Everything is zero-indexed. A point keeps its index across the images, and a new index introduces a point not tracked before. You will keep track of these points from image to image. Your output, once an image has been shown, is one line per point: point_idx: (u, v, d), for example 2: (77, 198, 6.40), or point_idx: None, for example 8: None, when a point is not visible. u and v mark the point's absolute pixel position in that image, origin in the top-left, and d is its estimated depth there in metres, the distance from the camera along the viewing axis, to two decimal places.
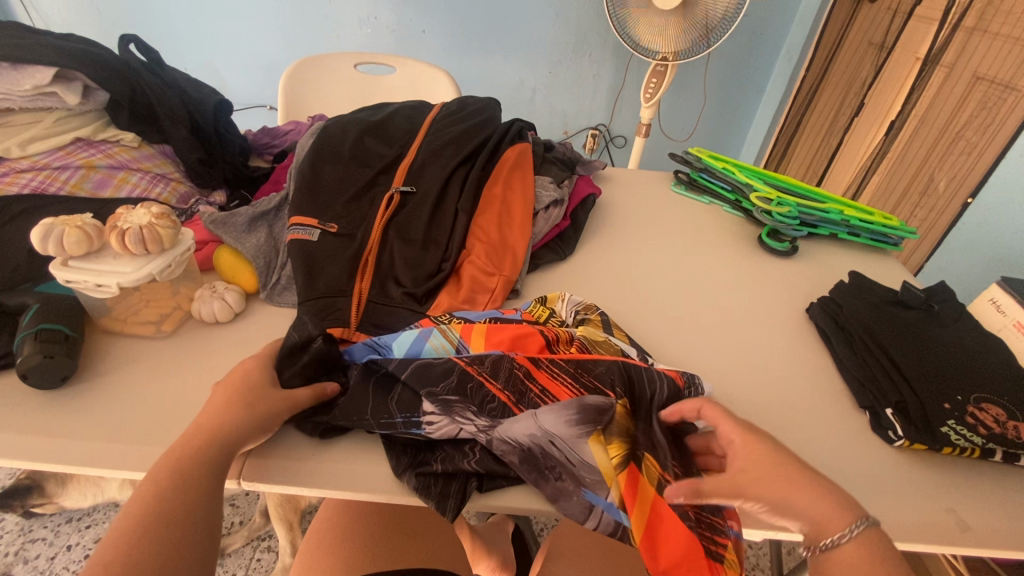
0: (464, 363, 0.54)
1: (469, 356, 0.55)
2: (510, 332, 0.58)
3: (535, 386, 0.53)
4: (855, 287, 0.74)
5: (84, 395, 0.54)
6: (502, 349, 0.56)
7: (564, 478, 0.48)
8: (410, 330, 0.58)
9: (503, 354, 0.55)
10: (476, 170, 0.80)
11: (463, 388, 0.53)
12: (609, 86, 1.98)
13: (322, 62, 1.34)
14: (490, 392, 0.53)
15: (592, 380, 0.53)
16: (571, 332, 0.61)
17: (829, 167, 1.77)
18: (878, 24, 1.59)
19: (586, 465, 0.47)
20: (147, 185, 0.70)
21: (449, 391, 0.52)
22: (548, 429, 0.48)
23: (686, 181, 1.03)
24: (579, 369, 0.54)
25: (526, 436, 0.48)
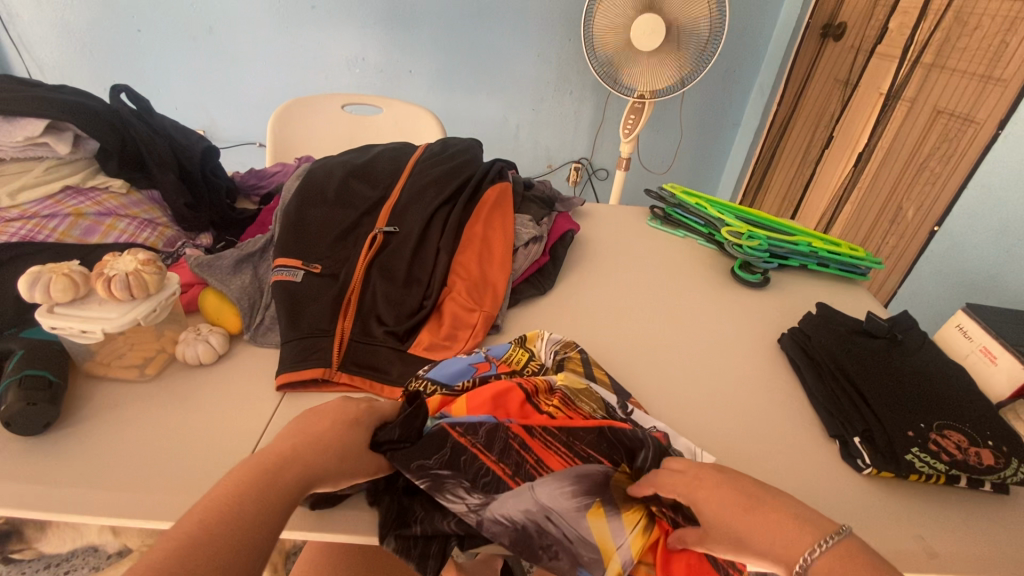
0: (456, 434, 0.53)
1: (461, 425, 0.54)
2: (489, 392, 0.57)
3: (531, 455, 0.53)
4: (825, 317, 0.76)
5: (67, 441, 0.54)
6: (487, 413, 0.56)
7: (561, 557, 0.47)
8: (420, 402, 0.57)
9: (497, 422, 0.54)
10: (458, 209, 0.83)
11: (456, 462, 0.51)
12: (590, 121, 2.04)
13: (311, 103, 1.39)
14: (484, 466, 0.51)
15: (584, 449, 0.54)
16: (551, 383, 0.61)
17: (804, 196, 1.83)
18: (843, 61, 1.68)
19: (583, 543, 0.47)
20: (135, 231, 0.71)
21: (441, 464, 0.51)
22: (545, 504, 0.48)
23: (661, 217, 1.07)
24: (570, 437, 0.55)
25: (520, 513, 0.48)
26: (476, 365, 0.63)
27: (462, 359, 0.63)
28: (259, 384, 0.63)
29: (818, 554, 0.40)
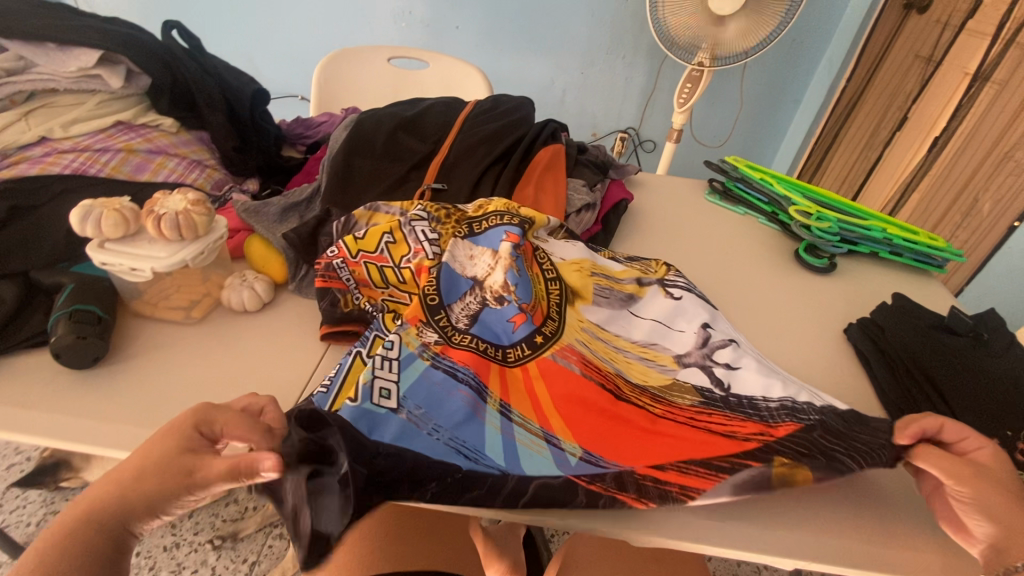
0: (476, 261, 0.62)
1: (489, 337, 0.56)
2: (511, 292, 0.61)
3: (673, 482, 0.45)
4: (904, 308, 0.69)
5: (114, 377, 0.53)
6: (472, 277, 0.60)
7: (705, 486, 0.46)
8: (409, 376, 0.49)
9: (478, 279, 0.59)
10: (509, 169, 0.81)
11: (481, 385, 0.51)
12: (641, 89, 1.95)
13: (358, 55, 1.37)
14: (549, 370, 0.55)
15: (602, 374, 0.56)
16: (572, 343, 0.58)
17: (865, 182, 1.71)
18: (925, 36, 1.53)
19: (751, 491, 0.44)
20: (184, 171, 0.68)
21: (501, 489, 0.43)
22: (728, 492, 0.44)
23: (720, 191, 1.01)
24: (604, 382, 0.54)
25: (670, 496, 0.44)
26: (513, 319, 0.57)
27: (498, 312, 0.57)
28: (301, 335, 0.61)
29: None
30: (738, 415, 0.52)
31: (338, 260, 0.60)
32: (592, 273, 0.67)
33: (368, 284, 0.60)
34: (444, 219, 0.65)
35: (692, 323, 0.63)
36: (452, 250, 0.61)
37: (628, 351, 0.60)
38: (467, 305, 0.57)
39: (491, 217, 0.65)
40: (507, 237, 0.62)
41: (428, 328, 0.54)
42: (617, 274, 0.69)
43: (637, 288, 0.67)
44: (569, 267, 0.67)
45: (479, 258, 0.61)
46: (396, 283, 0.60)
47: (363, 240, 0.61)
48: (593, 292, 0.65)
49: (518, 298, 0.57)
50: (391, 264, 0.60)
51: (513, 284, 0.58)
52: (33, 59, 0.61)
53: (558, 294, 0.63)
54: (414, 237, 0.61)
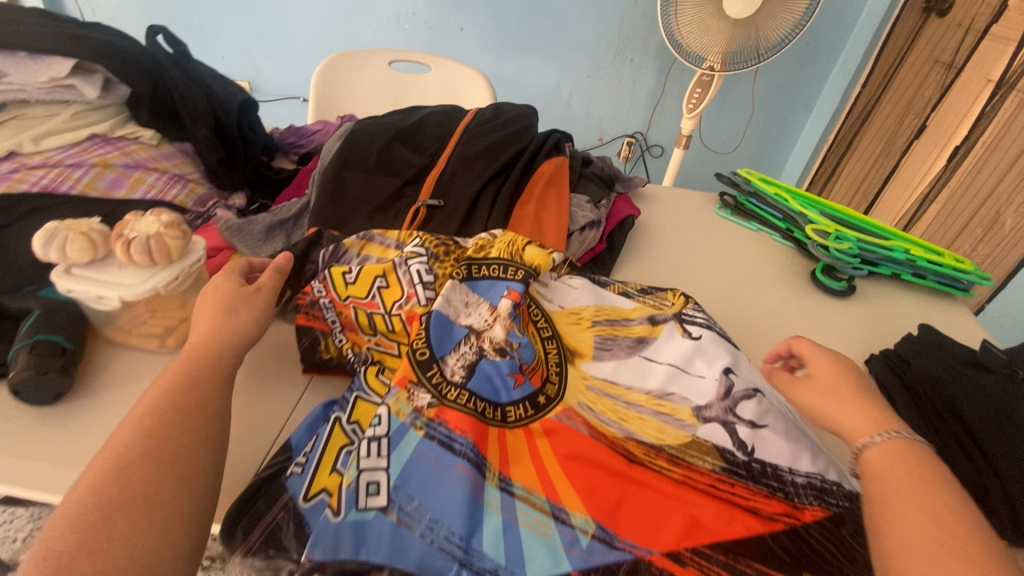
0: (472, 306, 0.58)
1: (486, 397, 0.52)
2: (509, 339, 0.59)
3: None
4: (935, 343, 0.64)
5: (79, 413, 0.50)
6: (467, 326, 0.56)
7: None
8: (403, 454, 0.46)
9: (472, 329, 0.56)
10: (510, 184, 0.77)
11: (479, 456, 0.47)
12: (649, 93, 1.90)
13: (359, 59, 1.33)
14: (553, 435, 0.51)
15: (611, 438, 0.53)
16: (575, 405, 0.55)
17: (880, 192, 1.65)
18: (946, 41, 1.47)
19: None
20: (163, 187, 0.64)
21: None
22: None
23: (732, 206, 0.96)
24: (613, 443, 0.52)
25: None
26: (515, 376, 0.53)
27: (498, 369, 0.53)
28: (283, 366, 0.58)
29: (882, 441, 0.46)
30: (763, 488, 0.50)
31: (325, 299, 0.56)
32: (593, 322, 0.64)
33: (355, 329, 0.56)
34: (441, 261, 0.61)
35: (711, 368, 0.59)
36: (447, 293, 0.57)
37: (642, 405, 0.56)
38: (462, 356, 0.53)
39: (492, 259, 0.62)
40: (509, 293, 0.58)
41: (420, 387, 0.50)
42: (625, 313, 0.65)
43: (649, 329, 0.64)
44: (565, 317, 0.64)
45: (475, 308, 0.58)
46: (384, 331, 0.56)
47: (354, 284, 0.57)
48: (592, 346, 0.62)
49: (520, 358, 0.55)
50: (382, 310, 0.56)
51: (515, 342, 0.55)
52: (2, 68, 0.57)
53: (555, 353, 0.60)
54: (408, 279, 0.57)
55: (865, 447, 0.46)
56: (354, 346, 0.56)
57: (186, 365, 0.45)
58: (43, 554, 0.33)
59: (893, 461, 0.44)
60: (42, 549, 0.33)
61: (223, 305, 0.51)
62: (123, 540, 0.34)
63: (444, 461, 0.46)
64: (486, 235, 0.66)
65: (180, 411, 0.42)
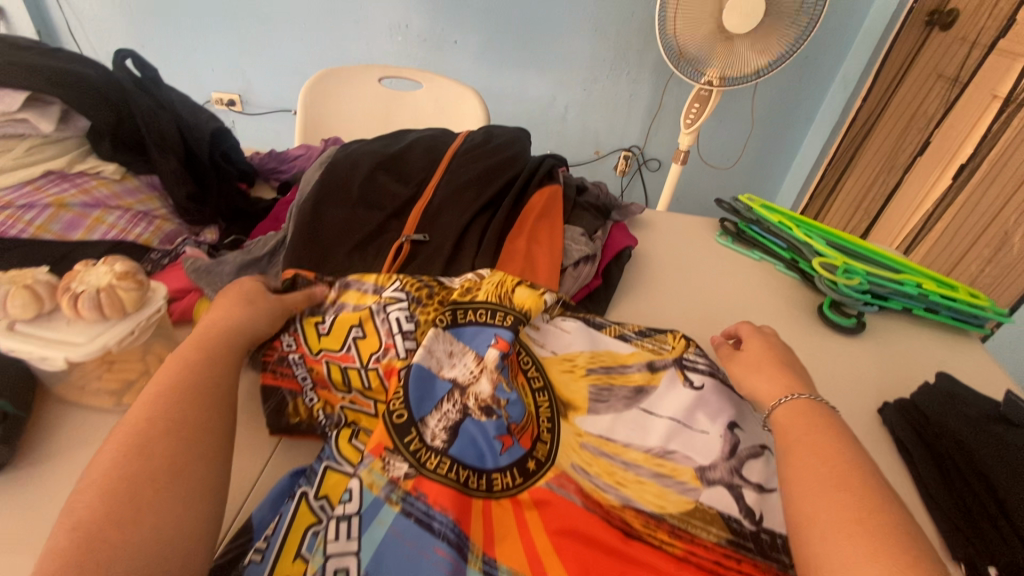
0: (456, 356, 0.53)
1: (470, 464, 0.47)
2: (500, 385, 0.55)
3: None
4: (955, 393, 0.60)
5: (19, 487, 0.45)
6: (450, 380, 0.51)
7: None
8: (377, 532, 0.41)
9: (456, 384, 0.51)
10: (500, 216, 0.73)
11: (460, 537, 0.42)
12: (646, 106, 1.86)
13: (347, 74, 1.29)
14: (545, 507, 0.47)
15: (607, 507, 0.49)
16: (568, 469, 0.50)
17: (883, 208, 1.62)
18: (950, 55, 1.44)
19: None
20: (126, 226, 0.60)
21: None
22: None
23: (733, 233, 0.93)
24: (608, 512, 0.48)
25: None
26: (503, 438, 0.49)
27: (483, 430, 0.49)
28: (251, 425, 0.53)
29: (792, 399, 0.53)
30: (771, 564, 0.46)
31: (297, 355, 0.54)
32: (588, 370, 0.59)
33: (328, 386, 0.53)
34: (425, 306, 0.56)
35: (715, 424, 0.54)
36: (430, 344, 0.52)
37: (641, 466, 0.52)
38: (444, 416, 0.49)
39: (479, 303, 0.57)
40: (497, 342, 0.53)
41: (396, 455, 0.46)
42: (622, 359, 0.61)
43: (648, 377, 0.59)
44: (558, 364, 0.59)
45: (459, 358, 0.53)
46: (360, 389, 0.52)
47: (327, 337, 0.54)
48: (587, 398, 0.57)
49: (507, 416, 0.50)
50: (358, 364, 0.52)
51: (503, 398, 0.51)
52: None
53: (546, 407, 0.55)
54: (385, 329, 0.53)
55: (778, 405, 0.53)
56: (327, 406, 0.52)
57: (199, 347, 0.47)
58: (73, 524, 0.34)
59: (798, 411, 0.51)
60: (72, 519, 0.34)
61: (241, 296, 0.54)
62: (152, 510, 0.35)
63: (421, 543, 0.41)
64: (473, 275, 0.61)
65: (198, 388, 0.44)
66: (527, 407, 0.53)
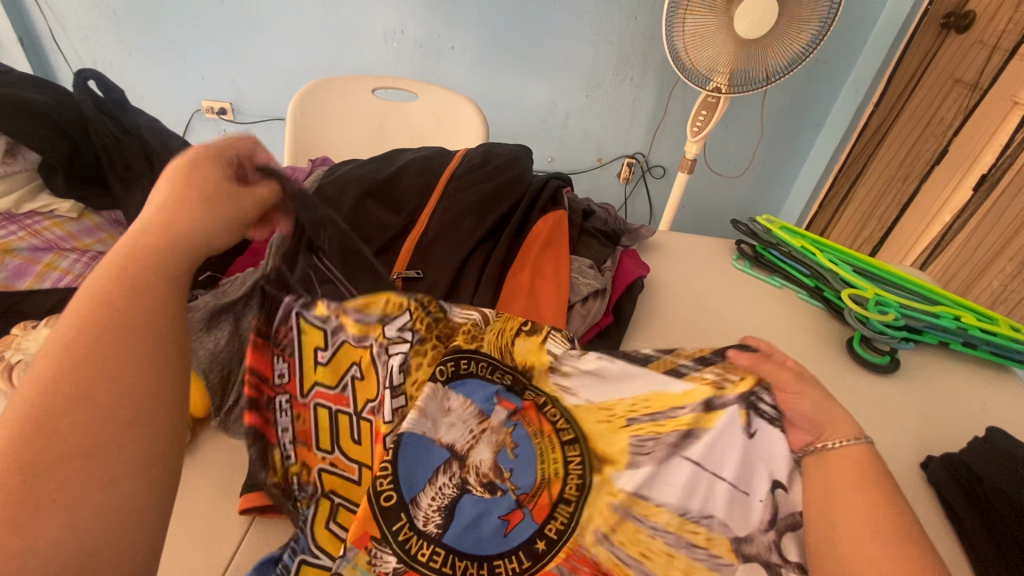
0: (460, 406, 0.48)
1: (468, 551, 0.43)
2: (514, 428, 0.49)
3: None
4: (1008, 452, 0.52)
5: None
6: (445, 445, 0.46)
7: None
8: None
9: (452, 454, 0.46)
10: (501, 248, 0.67)
11: None
12: (650, 113, 1.80)
13: (339, 85, 1.23)
14: None
15: None
16: (587, 544, 0.44)
17: (898, 218, 1.55)
18: (968, 60, 1.38)
19: None
20: (82, 271, 0.57)
21: None
22: None
23: (750, 257, 0.87)
24: None
25: None
26: (509, 517, 0.45)
27: (487, 509, 0.45)
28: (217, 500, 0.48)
29: (843, 445, 0.42)
30: None
31: (280, 398, 0.45)
32: (629, 421, 0.47)
33: (309, 444, 0.46)
34: (424, 342, 0.49)
35: (759, 486, 0.43)
36: (424, 404, 0.46)
37: (670, 534, 0.43)
38: (440, 493, 0.44)
39: (483, 355, 0.50)
40: (502, 402, 0.50)
41: (384, 546, 0.41)
42: (671, 402, 0.46)
43: (699, 418, 0.45)
44: (592, 412, 0.48)
45: (457, 415, 0.48)
46: (348, 442, 0.47)
47: (323, 367, 0.47)
48: (627, 452, 0.46)
49: (514, 488, 0.46)
50: (352, 411, 0.48)
51: (507, 469, 0.47)
52: None
53: (577, 465, 0.47)
54: (384, 371, 0.47)
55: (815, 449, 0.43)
56: (303, 472, 0.46)
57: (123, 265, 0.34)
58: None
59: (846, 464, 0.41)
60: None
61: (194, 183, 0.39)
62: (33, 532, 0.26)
63: None
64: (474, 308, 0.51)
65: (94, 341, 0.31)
66: (541, 469, 0.47)
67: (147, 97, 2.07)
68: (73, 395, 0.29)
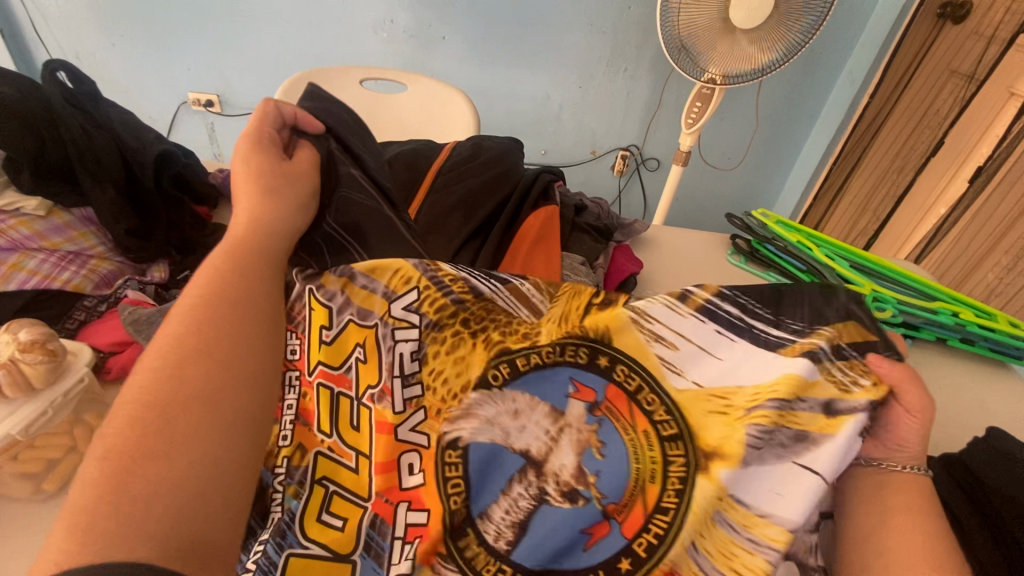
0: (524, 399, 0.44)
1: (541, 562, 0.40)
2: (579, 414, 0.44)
3: None
4: (1007, 451, 0.51)
5: None
6: (511, 448, 0.43)
7: None
8: None
9: (523, 461, 0.42)
10: (490, 245, 0.65)
11: None
12: (644, 104, 1.78)
13: (325, 76, 1.20)
14: None
15: None
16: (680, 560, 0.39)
17: (893, 211, 1.55)
18: (964, 50, 1.36)
19: None
20: (50, 271, 0.57)
21: None
22: None
23: (745, 252, 0.85)
24: None
25: None
26: (592, 529, 0.40)
27: (569, 519, 0.40)
28: None
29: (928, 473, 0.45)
30: None
31: (292, 373, 0.44)
32: (747, 410, 0.40)
33: (309, 426, 0.43)
34: (443, 329, 0.47)
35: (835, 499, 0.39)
36: (490, 412, 0.44)
37: (775, 551, 0.37)
38: (513, 506, 0.41)
39: (541, 347, 0.46)
40: (580, 392, 0.45)
41: (448, 563, 0.40)
42: (794, 387, 0.40)
43: (819, 422, 0.39)
44: (703, 403, 0.42)
45: (528, 417, 0.44)
46: (343, 427, 0.44)
47: (327, 347, 0.44)
48: (740, 447, 0.39)
49: (599, 496, 0.41)
50: (352, 395, 0.44)
51: (592, 472, 0.42)
52: None
53: (682, 467, 0.41)
54: (388, 358, 0.45)
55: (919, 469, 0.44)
56: (296, 454, 0.42)
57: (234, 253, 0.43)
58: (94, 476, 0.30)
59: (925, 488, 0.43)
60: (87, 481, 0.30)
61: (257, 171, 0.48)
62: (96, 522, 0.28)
63: None
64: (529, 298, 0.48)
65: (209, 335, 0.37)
66: (635, 470, 0.41)
67: (131, 89, 2.02)
68: (196, 353, 0.36)
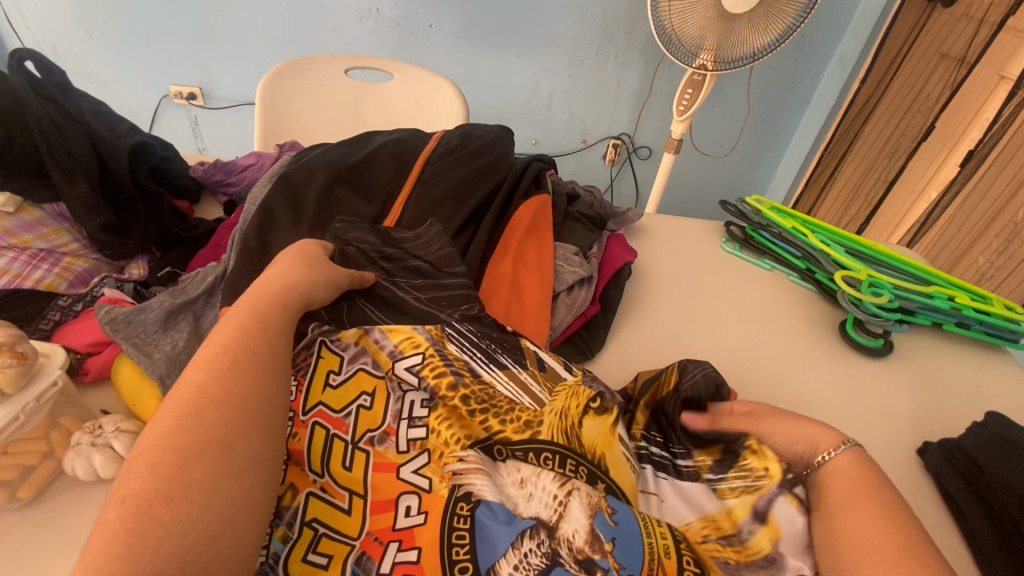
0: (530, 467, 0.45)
1: None
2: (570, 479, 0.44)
3: None
4: (1006, 436, 0.51)
5: None
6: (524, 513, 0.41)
7: None
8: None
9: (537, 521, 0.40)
10: (481, 237, 0.63)
11: None
12: (635, 92, 1.76)
13: (310, 65, 1.16)
14: None
15: None
16: None
17: (885, 195, 1.54)
18: (955, 34, 1.35)
19: None
20: (21, 270, 0.54)
21: None
22: None
23: (740, 239, 0.84)
24: None
25: None
26: None
27: None
28: None
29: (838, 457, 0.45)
30: None
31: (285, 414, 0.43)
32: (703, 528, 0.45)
33: (301, 463, 0.41)
34: (444, 401, 0.47)
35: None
36: (497, 479, 0.43)
37: None
38: (528, 563, 0.38)
39: (541, 444, 0.46)
40: None
41: None
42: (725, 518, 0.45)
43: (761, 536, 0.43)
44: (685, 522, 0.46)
45: (535, 485, 0.43)
46: (337, 469, 0.42)
47: (335, 390, 0.45)
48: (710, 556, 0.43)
49: (618, 567, 0.38)
50: (348, 438, 0.43)
51: (608, 540, 0.40)
52: None
53: None
54: (396, 408, 0.46)
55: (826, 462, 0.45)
56: (287, 495, 0.40)
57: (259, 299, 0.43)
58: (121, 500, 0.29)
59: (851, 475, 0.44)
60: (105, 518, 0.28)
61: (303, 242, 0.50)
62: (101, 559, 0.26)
63: None
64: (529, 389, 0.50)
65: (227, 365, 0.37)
66: (647, 543, 0.41)
67: (112, 84, 1.97)
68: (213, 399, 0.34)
